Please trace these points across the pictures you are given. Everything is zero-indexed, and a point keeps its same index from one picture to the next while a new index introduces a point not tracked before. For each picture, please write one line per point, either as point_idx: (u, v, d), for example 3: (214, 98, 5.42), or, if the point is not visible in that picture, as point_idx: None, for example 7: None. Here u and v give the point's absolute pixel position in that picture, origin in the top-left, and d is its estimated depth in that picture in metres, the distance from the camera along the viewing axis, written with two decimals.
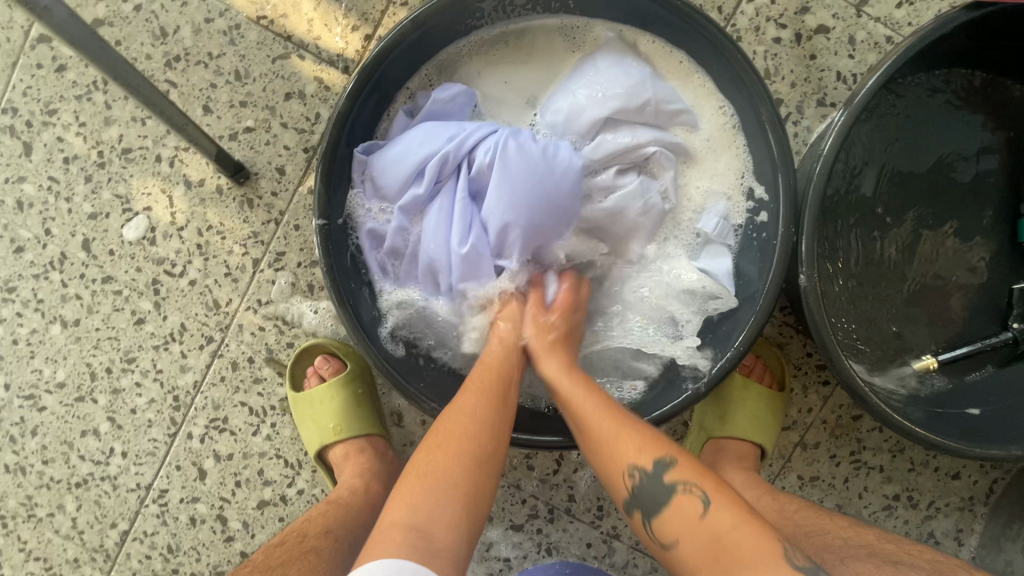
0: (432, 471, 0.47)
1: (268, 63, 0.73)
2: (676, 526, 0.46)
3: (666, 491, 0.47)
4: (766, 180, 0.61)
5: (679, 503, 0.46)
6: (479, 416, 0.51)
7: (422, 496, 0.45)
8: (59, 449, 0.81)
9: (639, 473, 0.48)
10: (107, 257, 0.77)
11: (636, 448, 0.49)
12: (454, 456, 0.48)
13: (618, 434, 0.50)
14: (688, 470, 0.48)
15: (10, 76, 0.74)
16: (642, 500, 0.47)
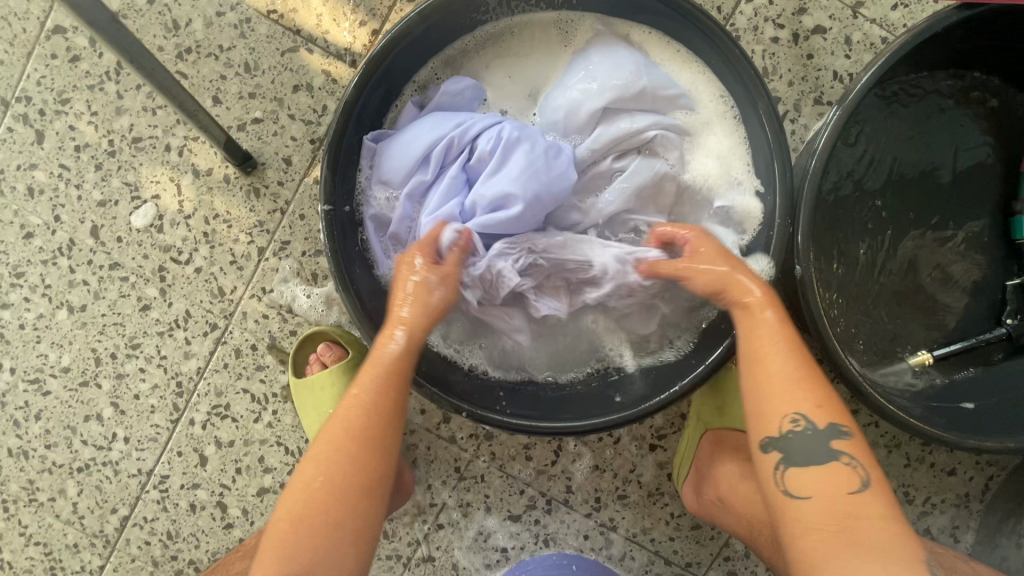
0: (318, 514, 0.51)
1: (278, 56, 0.75)
2: (818, 485, 0.51)
3: (830, 454, 0.52)
4: (763, 173, 0.63)
5: (836, 470, 0.51)
6: (362, 442, 0.53)
7: (308, 542, 0.50)
8: (62, 434, 0.81)
9: (805, 426, 0.52)
10: (115, 243, 0.78)
11: (817, 406, 0.52)
12: (334, 497, 0.51)
13: (804, 383, 0.53)
14: (858, 445, 0.52)
15: (24, 65, 0.75)
16: (802, 456, 0.52)
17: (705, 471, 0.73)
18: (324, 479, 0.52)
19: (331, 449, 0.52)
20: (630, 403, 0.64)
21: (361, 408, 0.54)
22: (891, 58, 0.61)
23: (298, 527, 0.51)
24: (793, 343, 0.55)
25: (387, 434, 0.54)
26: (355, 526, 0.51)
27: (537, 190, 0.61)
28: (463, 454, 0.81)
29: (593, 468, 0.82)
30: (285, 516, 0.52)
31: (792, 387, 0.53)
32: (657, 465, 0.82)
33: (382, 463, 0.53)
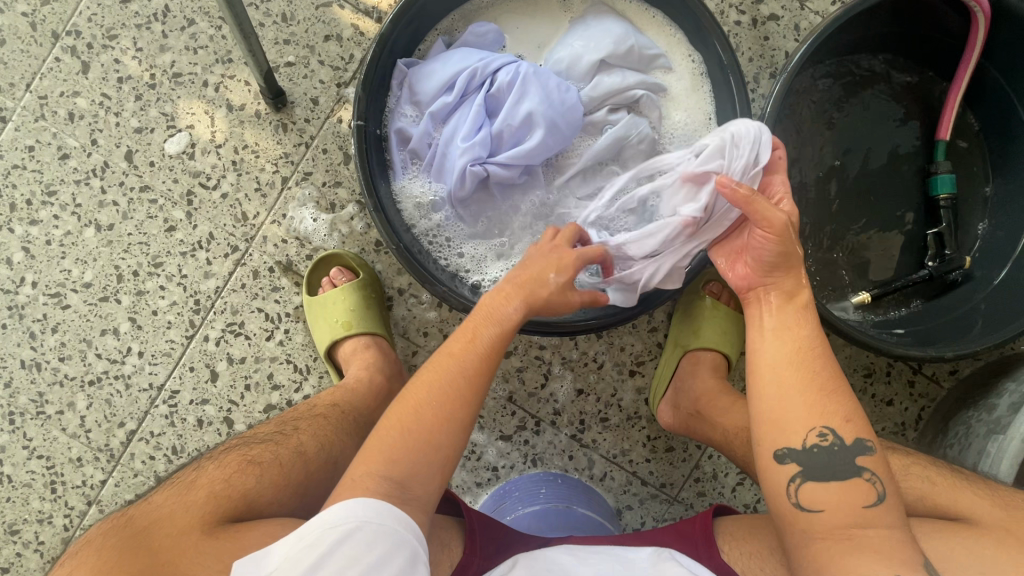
0: (408, 430, 0.53)
1: (312, 9, 0.85)
2: (834, 493, 0.52)
3: (852, 470, 0.53)
4: (726, 117, 0.75)
5: (854, 485, 0.52)
6: (455, 375, 0.57)
7: (392, 450, 0.52)
8: (77, 346, 0.85)
9: (833, 439, 0.53)
10: (148, 167, 0.85)
11: (845, 420, 0.54)
12: (426, 414, 0.54)
13: (835, 395, 0.54)
14: (878, 463, 0.53)
15: (78, 3, 0.84)
16: (824, 468, 0.53)
17: (684, 386, 0.82)
18: (416, 402, 0.55)
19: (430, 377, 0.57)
20: (612, 311, 0.75)
21: (466, 348, 0.59)
22: (830, 27, 0.75)
23: (389, 434, 0.53)
24: (824, 354, 0.57)
25: (478, 372, 0.58)
26: (438, 447, 0.53)
27: (551, 117, 0.72)
28: None
29: (578, 391, 0.90)
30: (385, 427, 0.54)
31: (819, 395, 0.54)
32: (635, 389, 0.91)
33: (473, 400, 0.56)
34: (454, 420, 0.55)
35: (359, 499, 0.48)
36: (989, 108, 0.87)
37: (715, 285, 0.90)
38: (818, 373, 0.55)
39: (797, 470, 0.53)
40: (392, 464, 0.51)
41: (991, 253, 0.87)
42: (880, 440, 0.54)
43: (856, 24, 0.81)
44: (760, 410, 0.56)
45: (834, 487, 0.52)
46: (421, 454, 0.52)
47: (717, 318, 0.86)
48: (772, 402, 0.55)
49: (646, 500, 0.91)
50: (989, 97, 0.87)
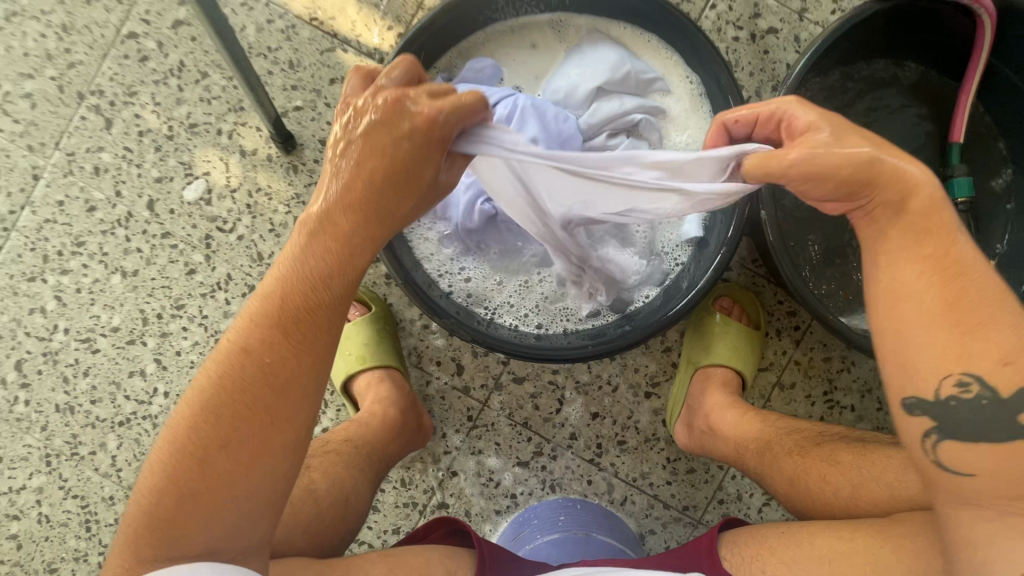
0: (222, 452, 0.44)
1: (318, 55, 0.88)
2: (989, 457, 0.45)
3: (1009, 425, 0.44)
4: None
5: (1017, 451, 0.44)
6: (284, 377, 0.45)
7: (206, 481, 0.44)
8: (107, 389, 0.89)
9: (979, 392, 0.44)
10: (168, 215, 0.89)
11: (1004, 362, 0.44)
12: (252, 447, 0.45)
13: (990, 329, 0.44)
14: None
15: (101, 65, 0.89)
16: (971, 427, 0.45)
17: (695, 405, 0.81)
18: (226, 404, 0.45)
19: (245, 360, 0.46)
20: (622, 332, 0.76)
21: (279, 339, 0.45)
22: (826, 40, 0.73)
23: (198, 447, 0.45)
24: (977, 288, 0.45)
25: (301, 373, 0.46)
26: (257, 483, 0.45)
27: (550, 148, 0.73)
28: (475, 403, 0.89)
29: (593, 415, 0.89)
30: (189, 429, 0.45)
31: (964, 331, 0.45)
32: (652, 411, 0.89)
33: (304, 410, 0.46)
34: (293, 440, 0.46)
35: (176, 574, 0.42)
36: (1005, 107, 0.85)
37: (727, 301, 0.88)
38: (960, 303, 0.45)
39: (931, 425, 0.46)
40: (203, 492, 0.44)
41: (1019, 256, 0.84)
42: None
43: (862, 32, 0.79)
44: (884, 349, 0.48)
45: (983, 441, 0.45)
46: (253, 493, 0.45)
47: (729, 333, 0.84)
48: (886, 340, 0.48)
49: (669, 524, 0.89)
50: (1005, 96, 0.84)
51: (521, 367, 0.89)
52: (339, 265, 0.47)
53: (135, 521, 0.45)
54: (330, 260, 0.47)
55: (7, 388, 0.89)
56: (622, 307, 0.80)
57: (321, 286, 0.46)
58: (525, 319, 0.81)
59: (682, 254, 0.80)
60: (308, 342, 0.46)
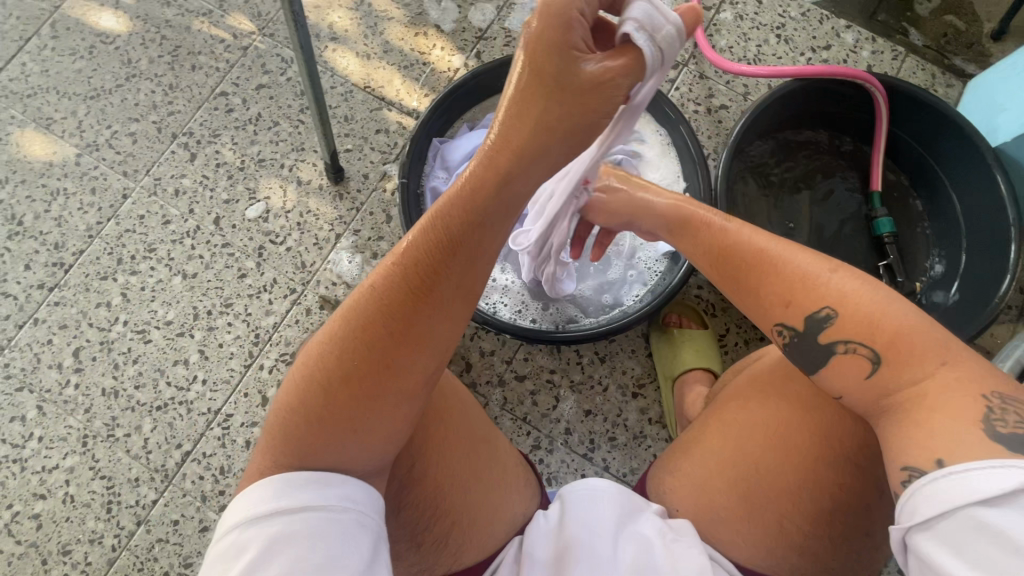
0: (360, 395, 0.51)
1: (368, 112, 1.12)
2: (844, 382, 0.55)
3: (826, 353, 0.55)
4: (689, 177, 0.97)
5: (845, 362, 0.54)
6: (418, 332, 0.52)
7: (345, 418, 0.51)
8: (151, 375, 0.99)
9: (789, 332, 0.58)
10: (230, 229, 1.06)
11: (788, 303, 0.58)
12: (393, 385, 0.52)
13: (781, 273, 0.59)
14: (849, 327, 0.54)
15: (195, 114, 1.12)
16: (807, 361, 0.57)
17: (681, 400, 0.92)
18: (364, 352, 0.51)
19: (377, 315, 0.51)
20: (609, 324, 0.91)
21: (421, 286, 0.52)
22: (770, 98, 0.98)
23: (336, 390, 0.51)
24: (777, 254, 0.60)
25: (443, 326, 0.53)
26: (390, 421, 0.52)
27: None
28: (480, 398, 1.00)
29: (585, 412, 0.99)
30: (328, 374, 0.51)
31: (771, 290, 0.59)
32: (638, 410, 1.00)
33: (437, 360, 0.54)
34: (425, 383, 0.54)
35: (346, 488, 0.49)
36: (909, 165, 1.08)
37: (675, 318, 1.03)
38: (764, 270, 0.60)
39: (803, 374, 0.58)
40: (345, 429, 0.51)
41: (941, 278, 1.03)
42: (842, 299, 0.55)
43: (797, 98, 1.03)
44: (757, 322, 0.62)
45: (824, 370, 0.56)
46: (392, 430, 0.53)
47: (689, 340, 0.98)
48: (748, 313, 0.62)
49: None
50: (907, 156, 1.07)
51: (523, 366, 1.01)
52: (467, 230, 0.53)
53: (274, 441, 0.52)
54: (462, 224, 0.53)
55: (61, 373, 1.00)
56: (608, 308, 0.97)
57: (448, 248, 0.53)
58: (527, 315, 0.97)
59: (658, 266, 0.97)
60: (438, 298, 0.53)
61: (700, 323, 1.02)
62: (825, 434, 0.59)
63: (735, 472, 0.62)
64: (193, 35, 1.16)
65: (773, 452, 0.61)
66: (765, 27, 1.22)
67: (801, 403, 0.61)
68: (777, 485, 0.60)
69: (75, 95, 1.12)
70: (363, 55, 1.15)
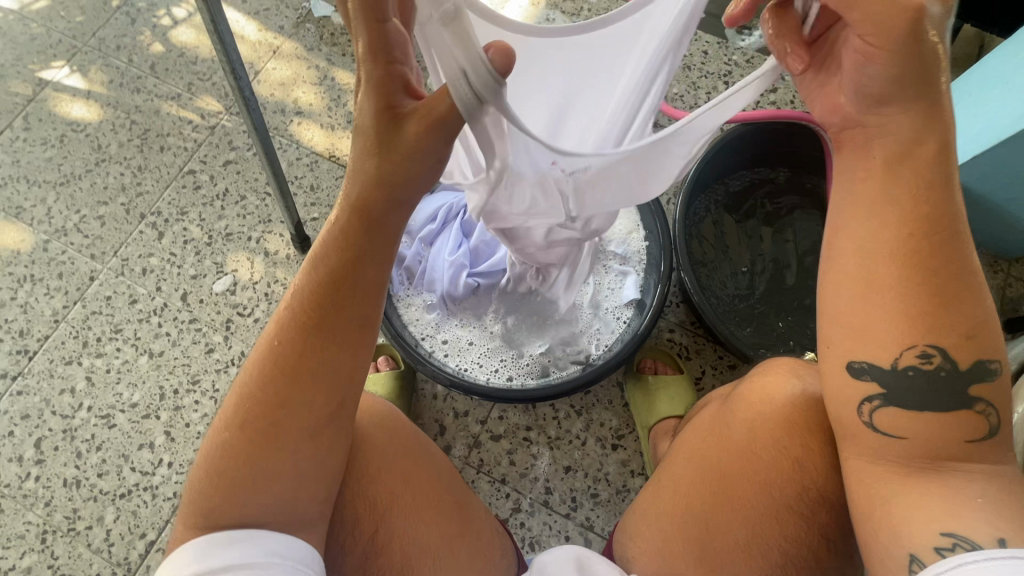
0: (263, 445, 0.53)
1: (334, 180, 1.15)
2: (920, 421, 0.51)
3: (957, 399, 0.50)
4: (648, 222, 0.98)
5: (964, 417, 0.50)
6: (315, 370, 0.54)
7: (251, 469, 0.52)
8: (115, 462, 0.96)
9: (937, 361, 0.50)
10: (198, 304, 1.06)
11: (966, 337, 0.49)
12: (297, 424, 0.53)
13: (960, 302, 0.49)
14: (994, 396, 0.50)
15: (163, 193, 1.14)
16: (914, 395, 0.51)
17: (657, 453, 0.91)
18: (265, 401, 0.53)
19: (272, 367, 0.54)
20: (583, 377, 0.89)
21: (309, 329, 0.54)
22: (720, 143, 1.01)
23: (241, 438, 0.53)
24: (969, 281, 0.50)
25: (337, 361, 0.55)
26: (298, 457, 0.53)
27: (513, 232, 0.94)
28: (456, 462, 0.97)
29: (565, 468, 0.96)
30: (230, 432, 0.53)
31: (945, 310, 0.49)
32: (619, 462, 0.97)
33: (335, 392, 0.55)
34: (326, 415, 0.54)
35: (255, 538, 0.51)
36: None
37: (650, 363, 1.02)
38: (938, 278, 0.49)
39: (877, 390, 0.52)
40: (252, 478, 0.52)
41: None
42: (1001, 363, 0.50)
43: (750, 144, 1.06)
44: (842, 319, 0.53)
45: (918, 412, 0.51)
46: (305, 466, 0.54)
47: (668, 387, 0.97)
48: (863, 304, 0.52)
49: None
50: None
51: (498, 425, 0.98)
52: (348, 268, 0.54)
53: (191, 506, 0.53)
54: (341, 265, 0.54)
55: (21, 465, 0.96)
56: (581, 358, 0.96)
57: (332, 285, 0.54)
58: (498, 372, 0.95)
59: (626, 314, 0.97)
60: (333, 335, 0.54)
61: (675, 367, 1.01)
62: (761, 466, 0.59)
63: (683, 529, 0.61)
64: (162, 117, 1.20)
65: (711, 501, 0.60)
66: (713, 76, 1.27)
67: (727, 444, 0.61)
68: (725, 542, 0.58)
69: (44, 183, 1.15)
70: (327, 126, 1.19)
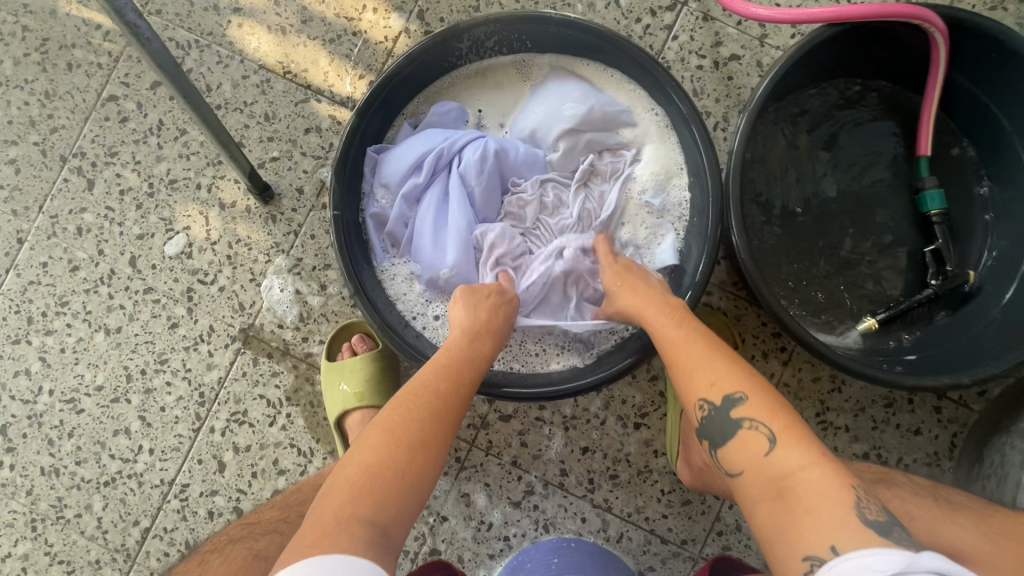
0: (390, 480, 0.49)
1: (292, 106, 0.90)
2: (741, 453, 0.51)
3: (732, 425, 0.51)
4: (695, 162, 0.74)
5: (746, 438, 0.50)
6: (445, 418, 0.55)
7: (369, 498, 0.48)
8: (91, 449, 0.88)
9: (709, 407, 0.53)
10: (150, 270, 0.89)
11: (710, 384, 0.54)
12: (413, 452, 0.51)
13: (700, 360, 0.56)
14: (757, 406, 0.51)
15: (82, 128, 0.91)
16: (716, 434, 0.53)
17: (690, 441, 0.78)
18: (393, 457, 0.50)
19: (407, 407, 0.55)
20: (612, 364, 0.73)
21: (448, 375, 0.59)
22: (800, 50, 0.74)
23: (371, 472, 0.49)
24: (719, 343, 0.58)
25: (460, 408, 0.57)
26: (407, 525, 0.49)
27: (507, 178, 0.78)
28: (462, 443, 0.88)
29: (581, 449, 0.88)
30: (370, 457, 0.50)
31: (705, 373, 0.55)
32: (641, 441, 0.88)
33: (445, 442, 0.54)
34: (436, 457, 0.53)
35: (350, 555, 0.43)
36: (969, 119, 0.84)
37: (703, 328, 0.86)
38: (686, 352, 0.58)
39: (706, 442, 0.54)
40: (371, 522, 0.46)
41: (999, 265, 0.83)
42: (776, 402, 0.51)
43: (832, 49, 0.79)
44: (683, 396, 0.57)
45: (735, 446, 0.51)
46: (405, 504, 0.49)
47: None
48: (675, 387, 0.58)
49: (668, 560, 0.86)
50: (968, 110, 0.84)
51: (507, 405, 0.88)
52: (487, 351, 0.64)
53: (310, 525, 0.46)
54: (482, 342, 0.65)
55: None
56: (606, 334, 0.79)
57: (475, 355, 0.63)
58: (504, 352, 0.79)
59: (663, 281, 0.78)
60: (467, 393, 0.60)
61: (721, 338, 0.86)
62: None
63: None
64: (61, 21, 0.92)
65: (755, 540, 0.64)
66: None
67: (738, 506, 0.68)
68: None
69: None
70: (277, 30, 0.91)
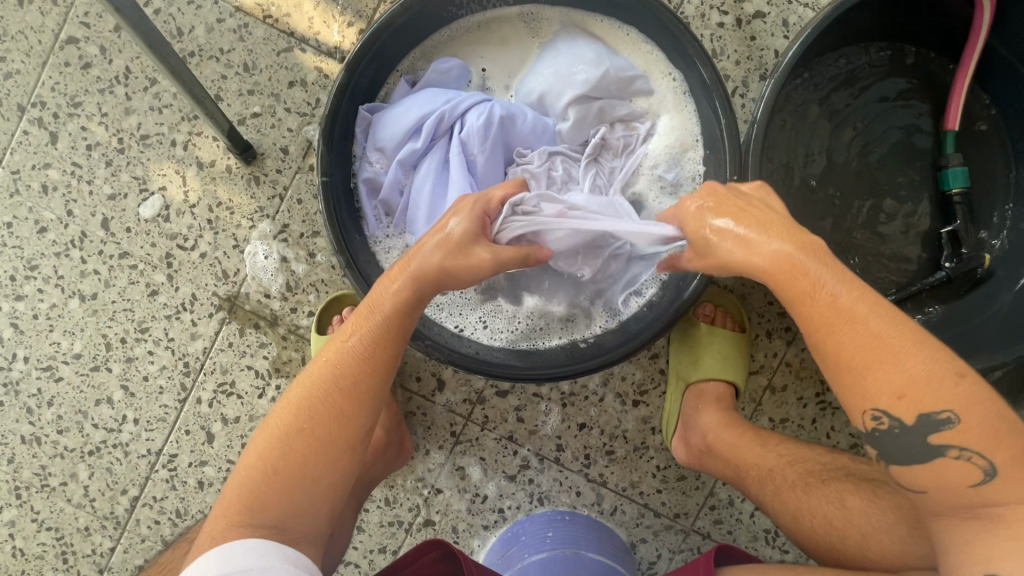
0: (291, 472, 0.52)
1: (274, 55, 0.82)
2: (923, 472, 0.46)
3: (929, 451, 0.45)
4: (712, 133, 0.69)
5: (944, 465, 0.45)
6: (349, 397, 0.54)
7: (275, 489, 0.51)
8: (73, 418, 0.85)
9: (890, 422, 0.46)
10: (125, 234, 0.84)
11: (902, 395, 0.45)
12: (308, 441, 0.52)
13: (904, 361, 0.45)
14: (972, 434, 0.44)
15: (39, 74, 0.82)
16: (902, 450, 0.46)
17: (690, 421, 0.78)
18: (292, 440, 0.52)
19: (312, 392, 0.54)
20: (615, 346, 0.70)
21: (356, 346, 0.56)
22: (837, 9, 0.68)
23: (274, 463, 0.52)
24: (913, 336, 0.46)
25: (366, 385, 0.55)
26: (317, 506, 0.52)
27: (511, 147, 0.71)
28: (458, 418, 0.87)
29: (579, 425, 0.87)
30: (269, 449, 0.53)
31: (868, 372, 0.46)
32: (639, 418, 0.87)
33: (355, 421, 0.54)
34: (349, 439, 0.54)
35: (237, 541, 0.48)
36: (1001, 91, 0.79)
37: (709, 307, 0.86)
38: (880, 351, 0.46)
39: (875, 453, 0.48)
40: (265, 513, 0.50)
41: (1017, 249, 0.80)
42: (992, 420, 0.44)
43: (864, 11, 0.74)
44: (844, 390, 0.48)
45: (929, 468, 0.46)
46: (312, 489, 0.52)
47: (716, 342, 0.82)
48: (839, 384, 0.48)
49: (661, 532, 0.87)
50: (1001, 83, 0.80)
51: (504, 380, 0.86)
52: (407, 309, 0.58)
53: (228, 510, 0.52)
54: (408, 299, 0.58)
55: None
56: (609, 315, 0.76)
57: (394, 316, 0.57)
58: (504, 330, 0.76)
59: None
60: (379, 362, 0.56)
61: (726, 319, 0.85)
62: (851, 541, 0.60)
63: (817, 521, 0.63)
64: None
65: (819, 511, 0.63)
66: None
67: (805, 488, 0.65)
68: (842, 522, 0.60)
69: None
70: None
